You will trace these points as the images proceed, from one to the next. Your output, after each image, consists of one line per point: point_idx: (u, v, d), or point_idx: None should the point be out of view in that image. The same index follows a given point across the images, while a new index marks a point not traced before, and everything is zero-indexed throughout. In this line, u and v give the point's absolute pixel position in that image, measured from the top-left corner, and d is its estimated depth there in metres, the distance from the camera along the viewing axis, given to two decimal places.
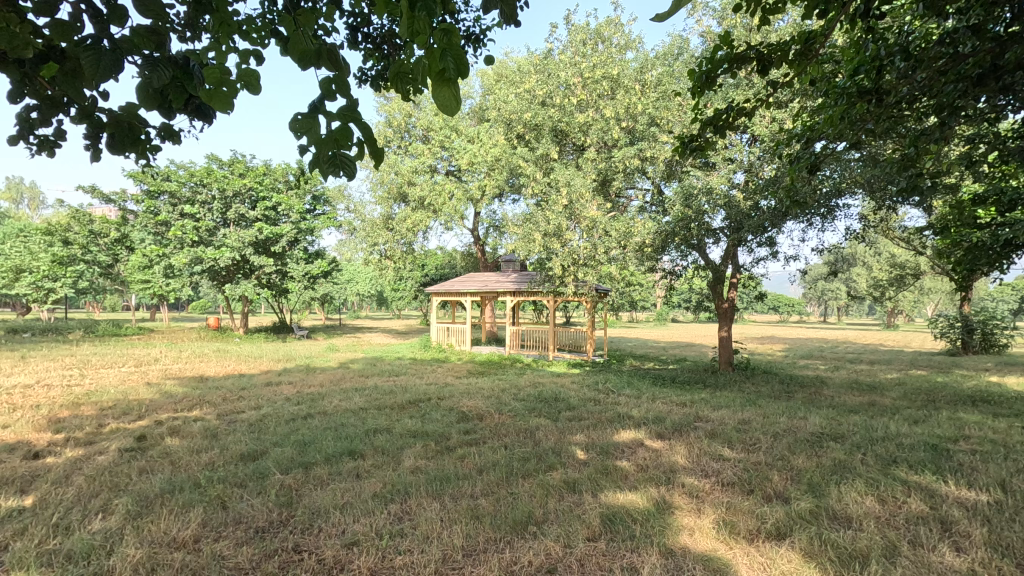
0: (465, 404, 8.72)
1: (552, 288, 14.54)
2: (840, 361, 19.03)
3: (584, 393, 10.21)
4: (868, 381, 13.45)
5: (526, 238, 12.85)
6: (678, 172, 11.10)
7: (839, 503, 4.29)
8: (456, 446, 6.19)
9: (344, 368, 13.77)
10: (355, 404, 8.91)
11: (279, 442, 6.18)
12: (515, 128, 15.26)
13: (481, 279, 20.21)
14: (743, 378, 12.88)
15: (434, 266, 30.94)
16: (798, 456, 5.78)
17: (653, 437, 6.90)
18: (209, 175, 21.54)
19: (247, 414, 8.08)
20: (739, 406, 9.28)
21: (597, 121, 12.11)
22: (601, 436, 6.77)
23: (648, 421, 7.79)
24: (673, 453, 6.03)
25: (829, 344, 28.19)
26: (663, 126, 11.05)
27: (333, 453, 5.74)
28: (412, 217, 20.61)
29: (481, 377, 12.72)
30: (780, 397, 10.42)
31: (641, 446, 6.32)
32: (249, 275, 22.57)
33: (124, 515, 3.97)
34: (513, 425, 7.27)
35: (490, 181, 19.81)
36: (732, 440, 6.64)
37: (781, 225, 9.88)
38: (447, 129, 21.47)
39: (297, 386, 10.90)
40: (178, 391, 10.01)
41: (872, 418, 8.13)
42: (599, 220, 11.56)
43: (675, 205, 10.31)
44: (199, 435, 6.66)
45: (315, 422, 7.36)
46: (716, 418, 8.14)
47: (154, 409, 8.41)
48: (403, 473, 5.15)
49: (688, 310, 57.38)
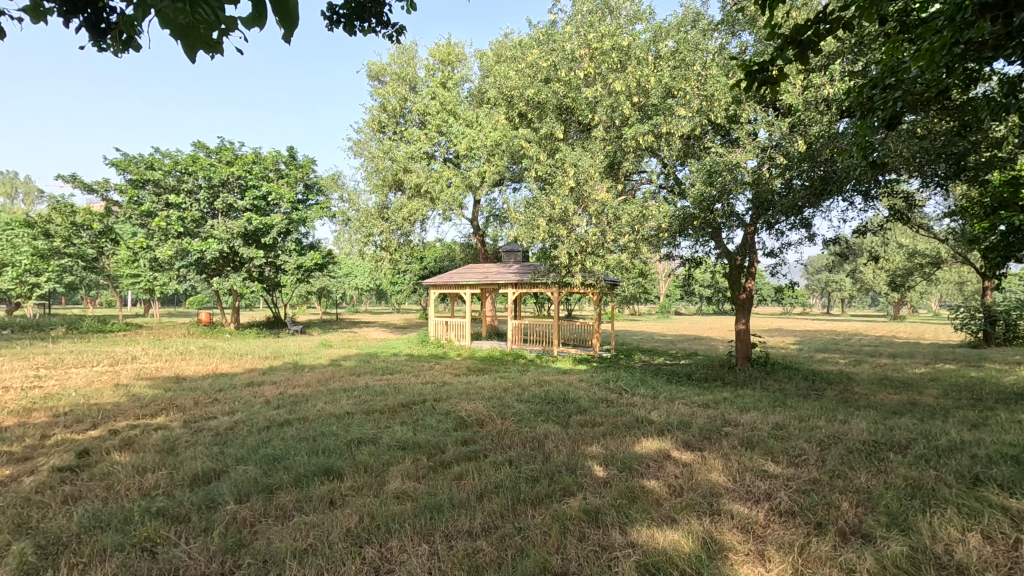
0: (464, 407, 7.80)
1: (557, 279, 13.56)
2: (860, 355, 18.03)
3: (595, 393, 9.28)
4: (897, 377, 12.49)
5: (529, 225, 11.86)
6: (694, 152, 10.45)
7: (938, 544, 3.38)
8: (453, 461, 5.27)
9: (334, 366, 12.81)
10: (341, 407, 7.98)
11: (244, 458, 5.26)
12: (518, 105, 14.43)
13: (482, 270, 19.27)
14: (763, 375, 11.93)
15: (433, 257, 29.92)
16: (859, 473, 4.86)
17: (681, 447, 5.96)
18: (196, 163, 20.50)
19: (217, 421, 7.15)
20: (769, 407, 8.36)
21: (606, 96, 10.99)
22: (620, 446, 5.85)
23: (671, 427, 6.87)
24: (709, 469, 5.11)
25: (840, 337, 27.24)
26: (679, 97, 9.91)
27: (304, 473, 4.81)
28: (409, 206, 19.68)
29: (482, 375, 11.79)
30: (809, 396, 9.50)
31: (668, 460, 5.41)
32: (239, 268, 21.63)
33: (15, 569, 3.05)
34: (518, 433, 6.34)
35: (490, 169, 18.43)
36: (774, 451, 5.71)
37: (818, 205, 8.84)
38: (445, 113, 20.26)
39: (281, 386, 9.96)
40: (147, 393, 9.07)
41: (923, 422, 7.19)
42: (609, 203, 10.56)
43: (696, 184, 9.29)
44: (153, 448, 5.73)
45: (291, 431, 6.43)
46: (746, 423, 7.22)
47: (114, 415, 7.46)
48: (387, 500, 4.23)
49: (693, 302, 56.44)
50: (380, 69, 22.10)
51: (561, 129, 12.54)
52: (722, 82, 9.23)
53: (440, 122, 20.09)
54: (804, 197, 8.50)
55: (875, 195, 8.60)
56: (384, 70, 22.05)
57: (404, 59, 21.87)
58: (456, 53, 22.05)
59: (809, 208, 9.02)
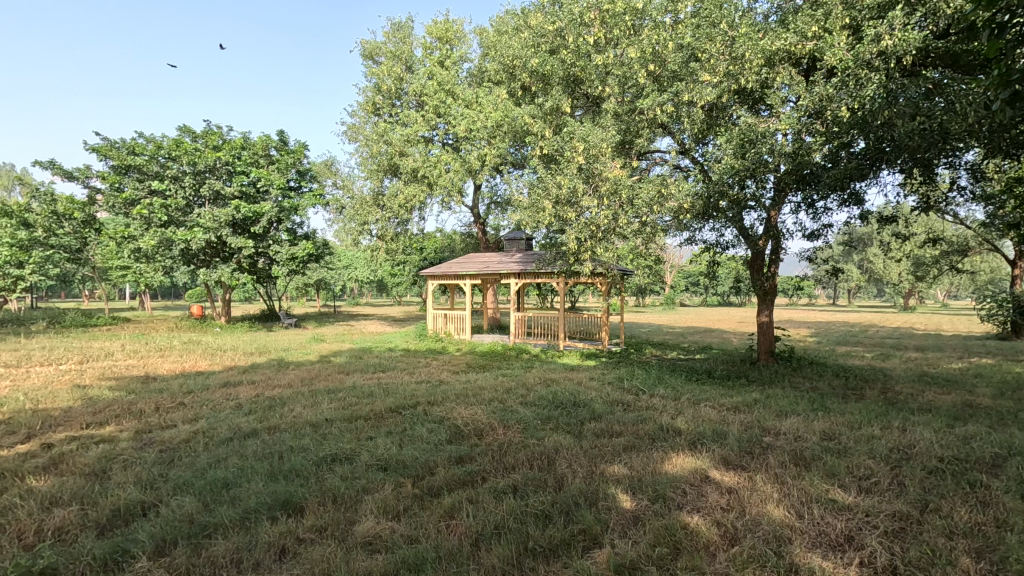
0: (460, 413, 6.76)
1: (564, 267, 12.53)
2: (884, 348, 16.96)
3: (609, 394, 8.28)
4: (935, 373, 11.42)
5: (533, 208, 10.71)
6: (719, 124, 9.28)
7: None
8: (444, 489, 4.26)
9: (323, 363, 11.80)
10: (319, 413, 6.97)
11: (185, 485, 4.26)
12: (520, 78, 13.60)
13: (482, 260, 18.22)
14: (789, 371, 10.91)
15: (433, 247, 28.93)
16: (959, 507, 3.82)
17: (721, 466, 4.95)
18: (179, 147, 19.41)
19: (172, 432, 6.14)
20: (808, 411, 7.32)
21: (619, 65, 9.90)
22: (648, 466, 4.83)
23: (703, 438, 5.84)
24: (762, 498, 4.10)
25: (856, 329, 26.14)
26: (703, 60, 8.78)
27: (253, 508, 3.80)
28: (406, 191, 18.66)
29: (482, 372, 10.80)
30: (849, 397, 8.47)
31: (709, 486, 4.40)
32: (228, 259, 20.65)
33: None
34: (524, 448, 5.32)
35: (490, 152, 17.17)
36: (836, 471, 4.68)
37: (874, 176, 7.61)
38: (443, 94, 19.08)
39: (258, 387, 8.97)
40: (105, 397, 8.05)
41: (996, 431, 6.13)
42: (623, 181, 9.51)
43: (723, 159, 8.25)
44: (80, 471, 4.72)
45: (253, 445, 5.42)
46: (790, 432, 6.17)
47: (56, 425, 6.45)
48: (355, 550, 3.23)
49: (699, 292, 55.33)
50: (374, 48, 20.98)
51: (568, 103, 11.44)
52: (752, 41, 8.05)
53: (438, 103, 18.90)
54: (856, 169, 7.22)
55: (943, 167, 7.28)
56: (379, 49, 20.93)
57: (399, 37, 20.80)
58: (455, 30, 20.85)
59: (862, 181, 7.77)
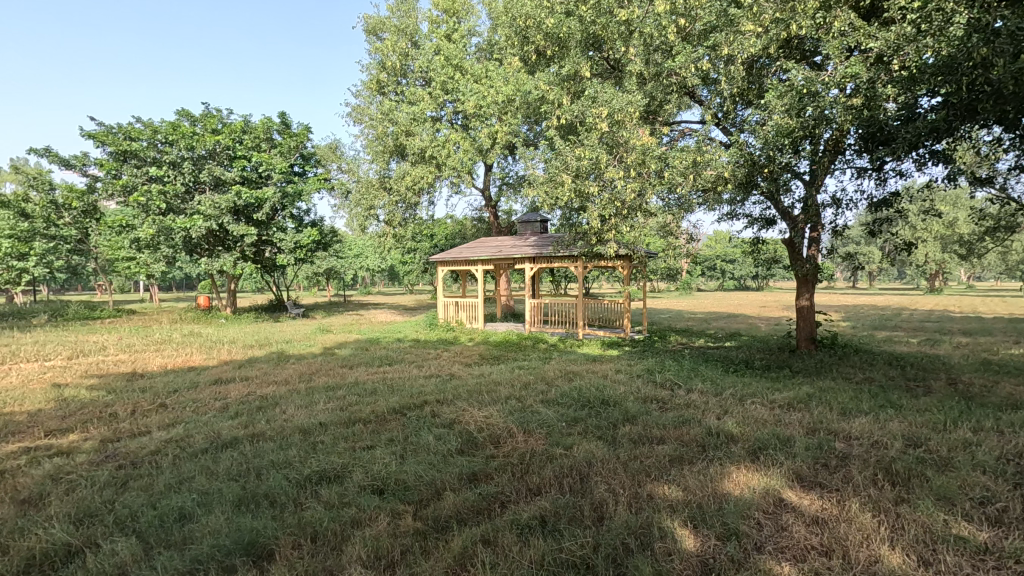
0: (473, 414, 5.88)
1: (585, 248, 11.56)
2: (927, 333, 15.79)
3: (641, 389, 7.33)
4: (999, 360, 10.28)
5: (551, 183, 9.73)
6: (761, 82, 8.23)
7: None
8: (453, 521, 3.38)
9: (325, 357, 10.95)
10: (313, 415, 6.13)
11: (130, 519, 3.39)
12: (532, 43, 12.52)
13: (495, 244, 17.30)
14: (836, 361, 9.85)
15: (444, 234, 28.09)
16: None
17: (796, 485, 3.99)
18: (177, 131, 18.59)
19: (142, 441, 5.29)
20: (875, 408, 6.33)
21: (645, 22, 8.88)
22: (707, 485, 3.90)
23: (765, 446, 4.87)
24: (868, 534, 3.14)
25: (889, 312, 24.80)
26: (744, 5, 7.71)
27: (207, 554, 2.93)
28: (412, 173, 17.72)
29: (496, 365, 9.90)
30: (915, 390, 7.46)
31: (792, 516, 3.45)
32: (231, 248, 19.86)
33: None
34: (550, 461, 4.40)
35: (502, 129, 16.15)
36: (949, 493, 3.69)
37: (954, 133, 6.43)
38: (450, 69, 17.98)
39: (251, 385, 8.13)
40: (80, 398, 7.24)
41: None
42: (652, 150, 8.50)
43: (770, 119, 7.29)
44: (13, 496, 3.88)
45: (228, 458, 4.57)
46: (865, 436, 5.17)
47: (13, 433, 5.65)
48: None
49: (715, 278, 53.83)
50: (378, 23, 20.06)
51: (587, 67, 10.41)
52: None
53: (446, 79, 17.85)
54: (942, 122, 5.99)
55: None
56: (383, 24, 20.02)
57: (404, 10, 19.82)
58: (462, 2, 19.74)
59: (940, 139, 6.56)
